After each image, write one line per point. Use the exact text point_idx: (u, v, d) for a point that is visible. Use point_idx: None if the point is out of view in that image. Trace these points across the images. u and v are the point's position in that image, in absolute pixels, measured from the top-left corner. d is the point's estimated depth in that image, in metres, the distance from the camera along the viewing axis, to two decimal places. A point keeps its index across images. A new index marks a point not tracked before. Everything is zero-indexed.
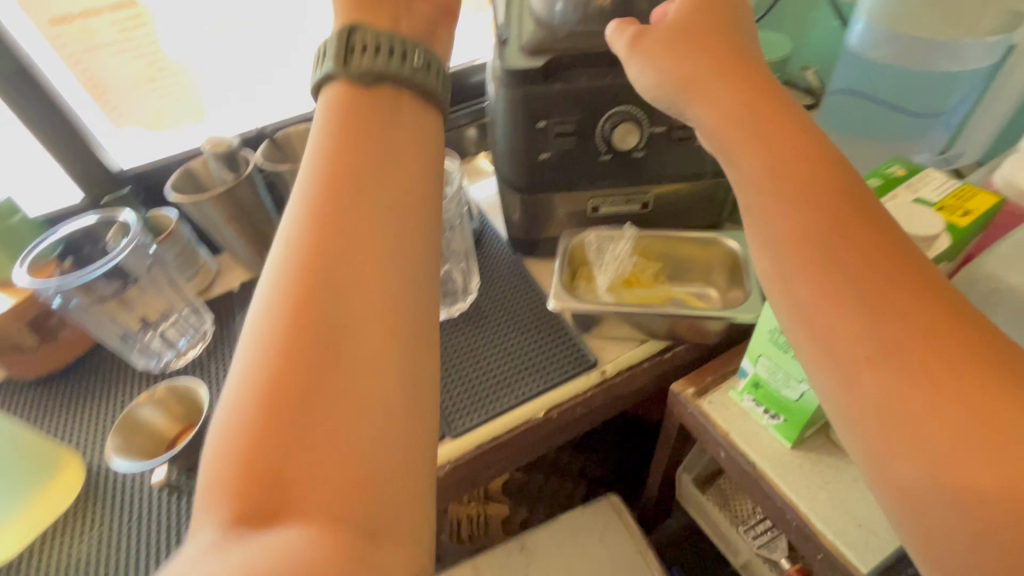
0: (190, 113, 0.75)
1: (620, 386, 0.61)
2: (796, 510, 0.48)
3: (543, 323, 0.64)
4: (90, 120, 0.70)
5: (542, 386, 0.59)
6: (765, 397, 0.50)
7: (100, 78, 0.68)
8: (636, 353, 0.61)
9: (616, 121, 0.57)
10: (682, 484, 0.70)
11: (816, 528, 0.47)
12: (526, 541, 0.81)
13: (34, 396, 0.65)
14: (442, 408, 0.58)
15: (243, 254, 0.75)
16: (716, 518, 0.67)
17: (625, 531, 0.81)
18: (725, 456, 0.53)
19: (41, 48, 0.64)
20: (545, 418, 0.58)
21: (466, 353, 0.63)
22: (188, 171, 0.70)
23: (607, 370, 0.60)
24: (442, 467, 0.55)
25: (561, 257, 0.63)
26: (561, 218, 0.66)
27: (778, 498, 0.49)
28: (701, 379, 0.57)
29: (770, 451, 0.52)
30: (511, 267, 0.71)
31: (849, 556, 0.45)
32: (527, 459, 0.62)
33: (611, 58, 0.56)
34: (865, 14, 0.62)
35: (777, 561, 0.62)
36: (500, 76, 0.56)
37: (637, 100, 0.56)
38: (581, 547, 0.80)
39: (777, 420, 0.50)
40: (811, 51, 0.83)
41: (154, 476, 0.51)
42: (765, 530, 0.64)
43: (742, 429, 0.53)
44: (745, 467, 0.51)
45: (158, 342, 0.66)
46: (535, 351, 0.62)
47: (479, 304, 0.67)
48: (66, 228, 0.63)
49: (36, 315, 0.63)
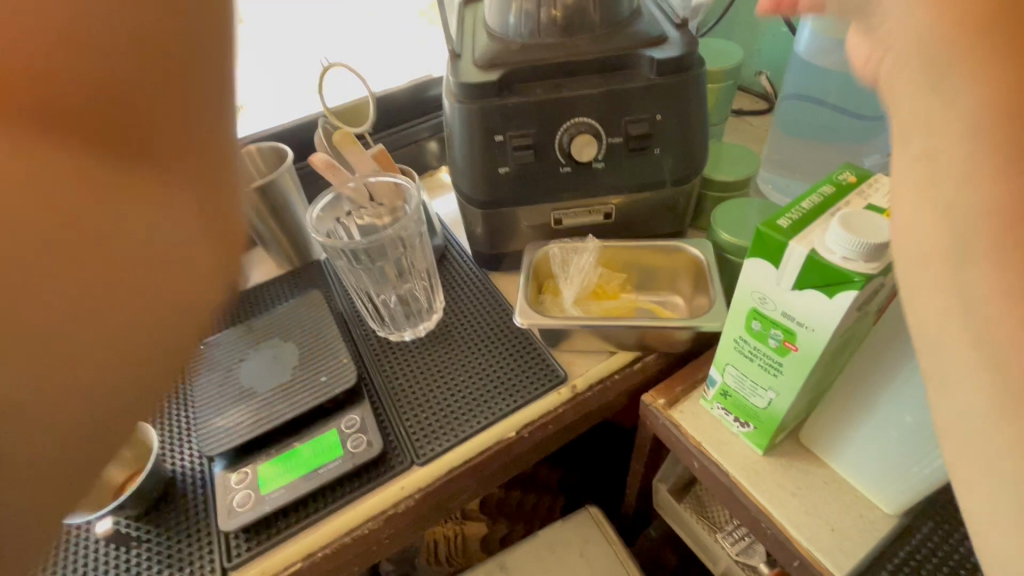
0: None
1: (592, 400, 0.60)
2: (770, 517, 0.48)
3: (512, 339, 0.63)
4: None
5: (512, 404, 0.57)
6: (734, 405, 0.50)
7: None
8: (605, 365, 0.60)
9: (574, 132, 0.57)
10: (659, 493, 0.69)
11: (791, 535, 0.47)
12: (506, 560, 0.79)
13: None
14: (410, 433, 0.56)
15: None
16: (693, 526, 0.66)
17: (605, 543, 0.80)
18: (698, 466, 0.53)
19: None
20: (517, 438, 0.56)
21: (433, 375, 0.61)
22: None
23: (577, 385, 0.59)
24: (412, 496, 0.53)
25: (525, 271, 0.62)
26: (525, 232, 0.65)
27: (752, 505, 0.49)
28: (672, 388, 0.57)
29: (743, 459, 0.51)
30: (476, 283, 0.69)
31: (825, 561, 0.45)
32: (501, 480, 0.60)
33: (565, 70, 0.56)
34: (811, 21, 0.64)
35: (756, 566, 0.62)
36: (455, 90, 0.56)
37: (593, 111, 0.56)
38: (562, 563, 0.79)
39: (748, 427, 0.50)
40: (763, 58, 0.85)
41: (98, 527, 0.48)
42: (741, 536, 0.63)
43: (713, 437, 0.53)
44: (718, 475, 0.51)
45: None
46: (503, 369, 0.60)
47: (445, 323, 0.65)
48: None
49: None
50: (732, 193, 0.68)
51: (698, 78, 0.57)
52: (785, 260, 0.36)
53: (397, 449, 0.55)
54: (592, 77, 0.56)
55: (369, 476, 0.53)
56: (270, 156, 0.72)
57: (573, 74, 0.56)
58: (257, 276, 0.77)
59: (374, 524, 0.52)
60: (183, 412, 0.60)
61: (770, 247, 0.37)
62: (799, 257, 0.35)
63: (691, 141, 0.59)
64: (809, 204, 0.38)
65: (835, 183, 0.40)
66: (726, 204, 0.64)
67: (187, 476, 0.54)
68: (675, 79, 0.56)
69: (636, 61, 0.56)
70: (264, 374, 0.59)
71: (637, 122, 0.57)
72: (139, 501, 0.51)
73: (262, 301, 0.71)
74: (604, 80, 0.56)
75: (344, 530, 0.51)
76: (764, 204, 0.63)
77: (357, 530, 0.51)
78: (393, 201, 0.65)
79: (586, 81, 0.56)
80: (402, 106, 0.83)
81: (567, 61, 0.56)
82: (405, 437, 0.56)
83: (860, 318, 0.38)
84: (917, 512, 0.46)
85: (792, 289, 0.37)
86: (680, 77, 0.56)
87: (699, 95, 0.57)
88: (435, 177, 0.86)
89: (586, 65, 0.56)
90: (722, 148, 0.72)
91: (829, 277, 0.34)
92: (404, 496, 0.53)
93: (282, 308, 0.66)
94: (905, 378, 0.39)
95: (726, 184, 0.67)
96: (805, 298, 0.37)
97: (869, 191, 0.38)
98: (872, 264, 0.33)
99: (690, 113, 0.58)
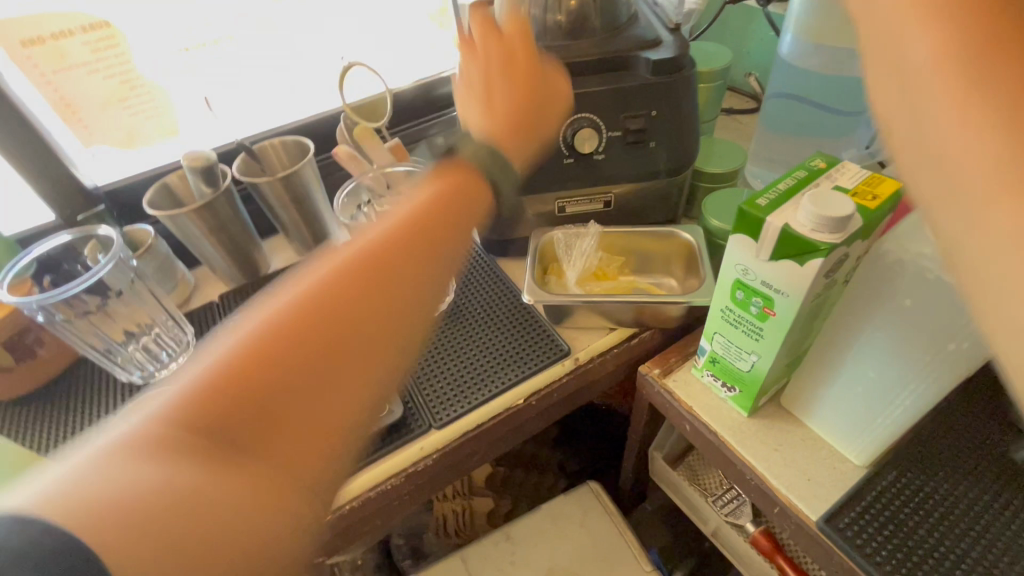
0: (163, 131, 0.76)
1: (593, 372, 0.65)
2: (754, 470, 0.53)
3: (519, 317, 0.68)
4: (62, 141, 0.70)
5: (520, 374, 0.62)
6: (721, 370, 0.55)
7: (72, 98, 0.69)
8: (605, 340, 0.65)
9: (576, 127, 0.62)
10: (656, 462, 0.75)
11: (772, 485, 0.52)
12: (512, 530, 0.85)
13: (18, 414, 0.65)
14: (427, 401, 0.61)
15: (222, 267, 0.77)
16: (687, 491, 0.72)
17: (605, 514, 0.85)
18: (690, 428, 0.59)
19: (14, 74, 0.65)
20: (525, 405, 0.62)
21: (446, 349, 0.66)
22: (165, 187, 0.72)
23: (580, 357, 0.64)
24: (430, 455, 0.58)
25: (532, 254, 0.68)
26: (530, 220, 0.71)
27: (738, 461, 0.55)
28: (666, 360, 0.63)
29: (729, 420, 0.57)
30: (485, 267, 0.75)
31: (803, 506, 0.51)
32: (509, 445, 0.65)
33: (569, 70, 0.62)
34: (792, 26, 0.70)
35: (743, 525, 0.67)
36: (468, 88, 0.61)
37: (594, 107, 0.62)
38: (565, 533, 0.84)
39: (733, 391, 0.56)
40: (751, 60, 0.91)
41: None
42: (731, 499, 0.69)
43: (704, 402, 0.59)
44: (707, 435, 0.57)
45: (141, 354, 0.68)
46: (512, 343, 0.66)
47: (456, 303, 0.71)
48: (44, 247, 0.63)
49: (13, 333, 0.63)
50: (722, 185, 0.74)
51: (688, 78, 0.62)
52: (764, 235, 0.42)
53: (416, 414, 0.60)
54: (592, 77, 0.62)
55: (390, 439, 0.58)
56: (293, 149, 0.77)
57: (577, 72, 0.62)
58: (278, 263, 0.83)
59: (395, 481, 0.57)
60: None
61: (750, 223, 0.43)
62: (775, 232, 0.41)
63: (683, 135, 0.65)
64: (785, 186, 0.43)
65: (806, 170, 0.45)
66: (714, 195, 0.70)
67: None
68: (667, 78, 0.61)
69: (633, 62, 0.61)
70: None
71: (633, 117, 0.62)
72: None
73: None
74: (604, 79, 0.62)
75: (368, 486, 0.56)
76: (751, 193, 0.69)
77: (381, 486, 0.57)
78: (409, 189, 0.69)
79: (587, 81, 0.62)
80: (413, 103, 0.88)
81: (571, 61, 0.61)
82: (423, 405, 0.61)
83: (829, 284, 0.43)
84: (885, 462, 0.51)
85: (769, 259, 0.43)
86: (672, 77, 0.61)
87: (689, 94, 0.63)
88: (444, 171, 0.91)
89: (587, 65, 0.61)
90: (712, 143, 0.78)
91: (798, 246, 0.40)
92: (423, 455, 0.58)
93: None
94: (869, 336, 0.45)
95: (716, 176, 0.73)
96: (781, 268, 0.42)
97: (836, 175, 0.43)
98: (835, 234, 0.39)
99: (681, 110, 0.63)
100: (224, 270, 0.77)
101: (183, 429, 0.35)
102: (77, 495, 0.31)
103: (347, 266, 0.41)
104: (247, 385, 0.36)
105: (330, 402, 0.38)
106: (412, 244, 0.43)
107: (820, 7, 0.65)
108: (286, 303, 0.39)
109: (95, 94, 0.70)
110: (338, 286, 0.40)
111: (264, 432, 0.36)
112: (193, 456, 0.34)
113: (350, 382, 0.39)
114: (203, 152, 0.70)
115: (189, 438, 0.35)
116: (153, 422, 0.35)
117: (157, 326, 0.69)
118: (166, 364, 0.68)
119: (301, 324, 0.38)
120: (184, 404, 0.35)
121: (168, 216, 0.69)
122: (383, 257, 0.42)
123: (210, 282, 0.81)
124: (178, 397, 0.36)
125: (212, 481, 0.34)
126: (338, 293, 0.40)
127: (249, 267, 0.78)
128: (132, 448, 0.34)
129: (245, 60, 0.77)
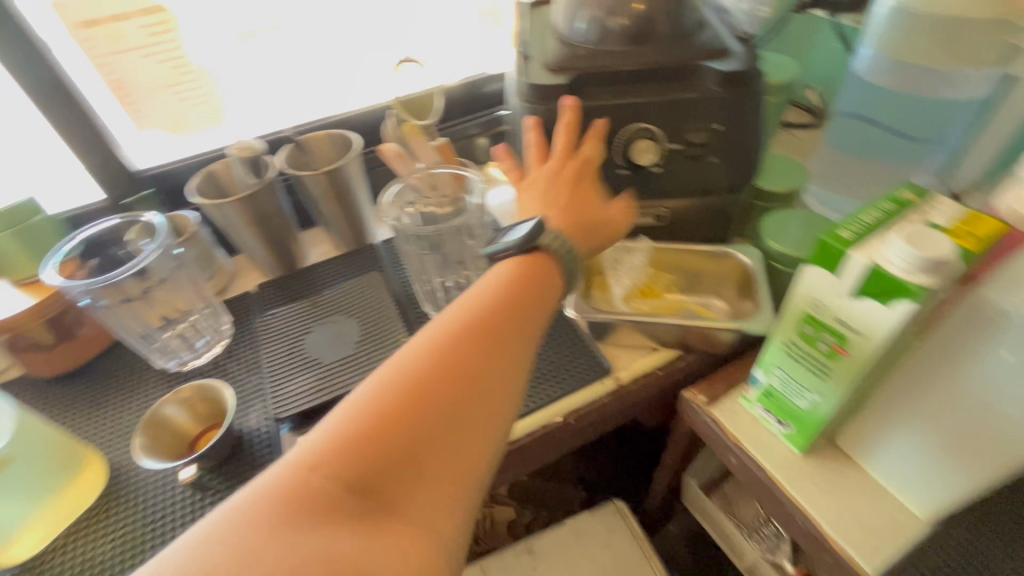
0: (211, 117, 0.76)
1: (633, 393, 0.62)
2: (806, 514, 0.50)
3: (559, 330, 0.66)
4: (113, 124, 0.71)
5: (559, 391, 0.60)
6: (776, 404, 0.52)
7: (124, 82, 0.69)
8: (648, 361, 0.63)
9: (635, 138, 0.59)
10: (689, 488, 0.72)
11: (825, 532, 0.49)
12: (533, 544, 0.83)
13: (57, 394, 0.65)
14: None
15: (260, 257, 0.76)
16: (721, 521, 0.69)
17: (630, 535, 0.83)
18: (736, 461, 0.56)
19: (70, 56, 0.65)
20: (562, 423, 0.59)
21: None
22: (210, 174, 0.71)
23: (621, 377, 0.62)
24: None
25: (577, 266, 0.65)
26: None
27: (788, 502, 0.51)
28: (713, 387, 0.60)
29: (779, 457, 0.54)
30: None
31: (859, 558, 0.47)
32: (542, 462, 0.63)
33: (633, 77, 0.59)
34: (869, 41, 0.66)
35: (780, 564, 0.64)
36: (525, 91, 0.59)
37: (655, 117, 0.59)
38: (588, 550, 0.82)
39: (787, 428, 0.53)
40: (814, 72, 0.87)
41: (182, 474, 0.52)
42: (770, 534, 0.66)
43: (753, 435, 0.56)
44: (755, 471, 0.54)
45: (177, 342, 0.68)
46: (551, 357, 0.63)
47: None
48: (91, 230, 0.63)
49: (56, 313, 0.63)
50: (780, 204, 0.70)
51: (758, 91, 0.59)
52: (846, 270, 0.39)
53: None
54: (655, 86, 0.59)
55: None
56: (339, 143, 0.75)
57: (641, 80, 0.59)
58: (315, 256, 0.82)
59: None
60: (251, 377, 0.65)
61: (831, 256, 0.40)
62: (859, 268, 0.38)
63: (746, 152, 0.61)
64: (872, 218, 0.40)
65: (897, 202, 0.41)
66: (773, 215, 0.66)
67: (255, 435, 0.59)
68: (736, 90, 0.57)
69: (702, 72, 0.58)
70: (329, 347, 0.63)
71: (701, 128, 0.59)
72: (216, 453, 0.55)
73: (322, 278, 0.75)
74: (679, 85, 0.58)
75: None
76: (812, 216, 0.65)
77: None
78: (455, 192, 0.67)
79: (649, 89, 0.59)
80: (460, 101, 0.86)
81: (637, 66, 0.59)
82: None
83: (912, 328, 0.40)
84: (950, 519, 0.48)
85: (850, 296, 0.40)
86: (741, 89, 0.57)
87: (757, 108, 0.60)
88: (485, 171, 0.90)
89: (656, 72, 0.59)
90: (771, 159, 0.74)
91: (886, 286, 0.37)
92: None
93: (344, 288, 0.70)
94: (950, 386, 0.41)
95: (775, 195, 0.69)
96: (860, 307, 0.39)
97: (929, 210, 0.40)
98: (932, 277, 0.35)
99: (747, 125, 0.60)
100: (262, 261, 0.77)
101: (328, 491, 0.30)
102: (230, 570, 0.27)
103: (465, 323, 0.38)
104: (389, 443, 0.32)
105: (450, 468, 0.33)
106: (510, 303, 0.41)
107: (906, 24, 0.61)
108: (411, 359, 0.35)
109: (147, 79, 0.70)
110: (459, 346, 0.37)
111: (404, 492, 0.32)
112: (332, 522, 0.30)
113: (476, 447, 0.34)
114: (250, 141, 0.70)
115: (331, 506, 0.30)
116: (304, 473, 0.31)
117: (194, 313, 0.68)
118: (200, 353, 0.68)
119: (430, 389, 0.34)
120: (335, 460, 0.31)
121: (213, 204, 0.68)
122: (479, 325, 0.38)
123: (247, 271, 0.80)
124: (330, 451, 0.31)
125: (355, 550, 0.29)
126: (462, 345, 0.37)
127: (287, 259, 0.77)
128: (266, 516, 0.29)
129: (296, 48, 0.76)
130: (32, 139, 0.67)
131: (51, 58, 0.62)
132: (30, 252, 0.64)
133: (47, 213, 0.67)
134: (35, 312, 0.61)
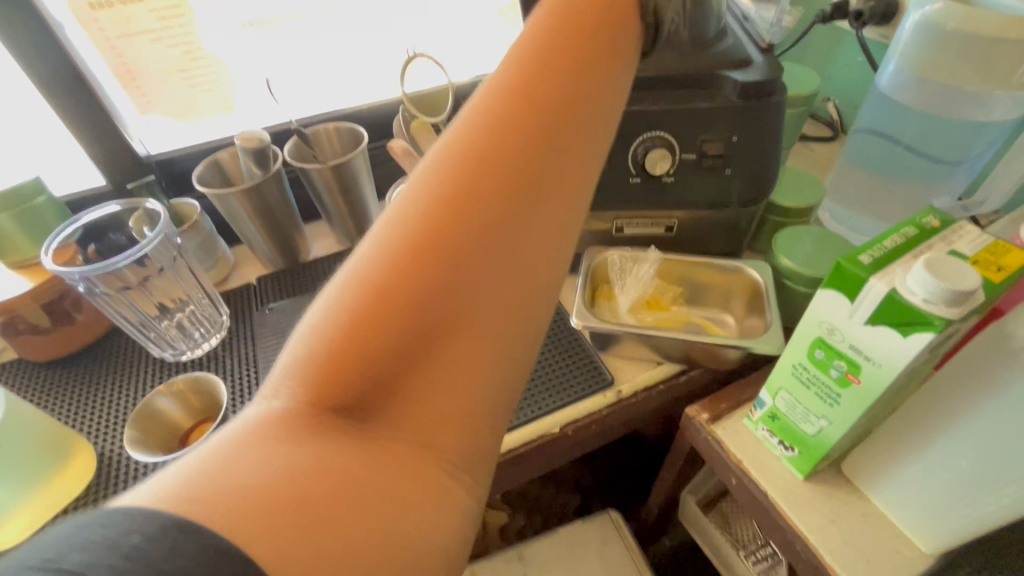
0: (219, 105, 0.75)
1: (634, 406, 0.61)
2: (807, 542, 0.49)
3: (561, 339, 0.65)
4: (120, 107, 0.69)
5: (558, 401, 0.59)
6: (781, 428, 0.51)
7: (133, 66, 0.67)
8: (651, 374, 0.61)
9: (649, 146, 0.58)
10: (686, 504, 0.71)
11: (825, 562, 0.48)
12: (525, 550, 0.82)
13: (51, 377, 0.65)
14: None
15: (262, 249, 0.75)
16: (717, 540, 0.68)
17: (623, 547, 0.81)
18: (736, 483, 0.54)
19: (79, 36, 0.63)
20: (560, 434, 0.58)
21: None
22: (215, 163, 0.70)
23: (623, 390, 0.60)
24: None
25: (584, 274, 0.64)
26: (584, 236, 0.67)
27: (789, 528, 0.50)
28: (716, 405, 0.58)
29: (781, 481, 0.53)
30: None
31: None
32: (538, 472, 0.62)
33: (649, 83, 0.57)
34: (896, 56, 0.64)
35: None
36: None
37: (671, 126, 0.57)
38: (580, 560, 0.81)
39: (791, 452, 0.51)
40: (835, 85, 0.85)
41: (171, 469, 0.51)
42: (765, 556, 0.64)
43: (755, 457, 0.54)
44: (756, 494, 0.52)
45: (174, 332, 0.67)
46: (552, 365, 0.62)
47: None
48: (92, 215, 0.62)
49: (53, 297, 0.62)
50: (794, 220, 0.69)
51: (778, 104, 0.57)
52: (863, 296, 0.37)
53: None
54: (672, 94, 0.57)
55: None
56: (348, 138, 0.75)
57: (658, 87, 0.57)
58: (317, 249, 0.81)
59: None
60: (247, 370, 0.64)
61: (848, 281, 0.38)
62: (878, 295, 0.36)
63: (763, 165, 0.60)
64: (892, 243, 0.39)
65: (919, 227, 0.40)
66: (786, 231, 0.64)
67: None
68: (756, 102, 0.56)
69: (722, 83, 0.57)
70: None
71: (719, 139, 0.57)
72: None
73: (324, 273, 0.74)
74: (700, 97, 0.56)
75: None
76: (827, 234, 0.64)
77: None
78: None
79: (665, 97, 0.57)
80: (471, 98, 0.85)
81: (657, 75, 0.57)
82: None
83: (928, 360, 0.39)
84: None
85: (866, 323, 0.38)
86: (759, 102, 0.56)
87: (776, 121, 0.58)
88: None
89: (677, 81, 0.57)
90: (787, 172, 0.72)
91: (905, 315, 0.35)
92: None
93: None
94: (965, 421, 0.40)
95: (789, 210, 0.68)
96: (876, 335, 0.38)
97: (954, 237, 0.38)
98: (953, 308, 0.34)
99: (765, 138, 0.58)
100: (264, 253, 0.75)
101: (301, 415, 0.22)
102: (209, 468, 0.19)
103: (470, 146, 0.28)
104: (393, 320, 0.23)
105: (463, 379, 0.24)
106: (530, 105, 0.31)
107: (934, 41, 0.59)
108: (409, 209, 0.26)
109: (157, 63, 0.68)
110: (456, 194, 0.26)
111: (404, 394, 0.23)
112: (325, 445, 0.22)
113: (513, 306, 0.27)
114: (257, 132, 0.68)
115: (308, 416, 0.22)
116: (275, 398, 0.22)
117: (192, 303, 0.68)
118: (198, 344, 0.67)
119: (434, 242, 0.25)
120: (310, 366, 0.23)
121: (217, 194, 0.67)
122: (516, 95, 0.31)
123: (249, 261, 0.79)
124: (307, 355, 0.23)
125: (342, 468, 0.21)
126: (472, 193, 0.27)
127: (289, 252, 0.76)
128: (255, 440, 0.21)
129: (307, 37, 0.74)
130: (35, 118, 0.66)
131: (60, 39, 0.61)
132: (30, 234, 0.63)
133: (49, 195, 0.65)
134: (33, 295, 0.60)
